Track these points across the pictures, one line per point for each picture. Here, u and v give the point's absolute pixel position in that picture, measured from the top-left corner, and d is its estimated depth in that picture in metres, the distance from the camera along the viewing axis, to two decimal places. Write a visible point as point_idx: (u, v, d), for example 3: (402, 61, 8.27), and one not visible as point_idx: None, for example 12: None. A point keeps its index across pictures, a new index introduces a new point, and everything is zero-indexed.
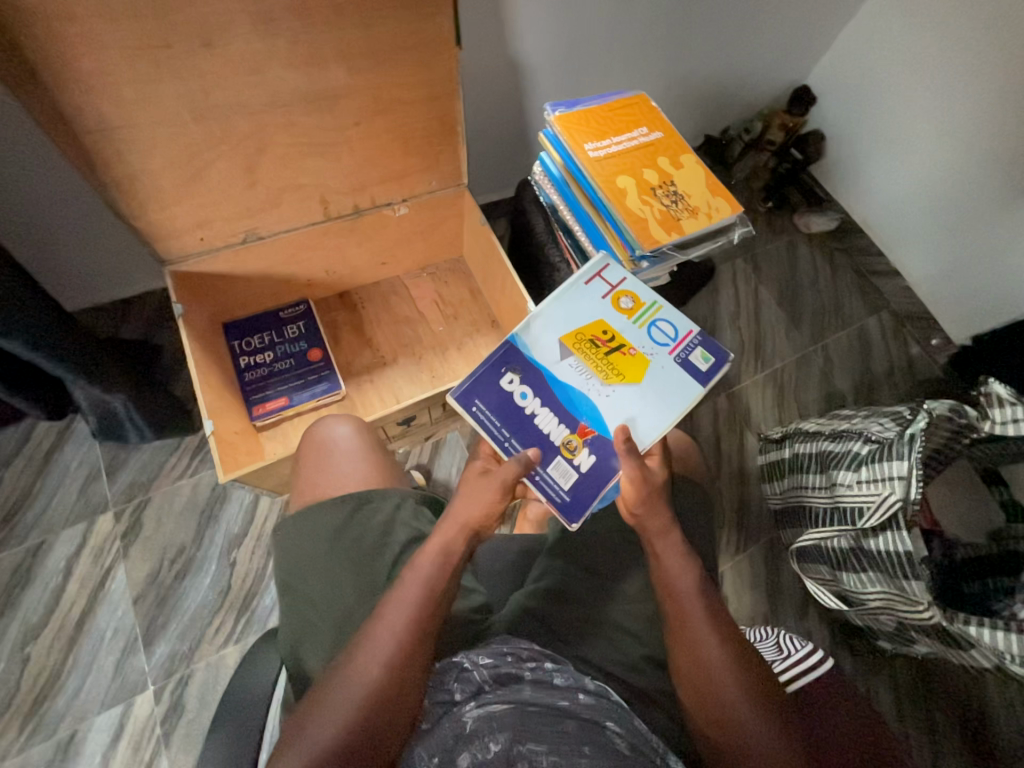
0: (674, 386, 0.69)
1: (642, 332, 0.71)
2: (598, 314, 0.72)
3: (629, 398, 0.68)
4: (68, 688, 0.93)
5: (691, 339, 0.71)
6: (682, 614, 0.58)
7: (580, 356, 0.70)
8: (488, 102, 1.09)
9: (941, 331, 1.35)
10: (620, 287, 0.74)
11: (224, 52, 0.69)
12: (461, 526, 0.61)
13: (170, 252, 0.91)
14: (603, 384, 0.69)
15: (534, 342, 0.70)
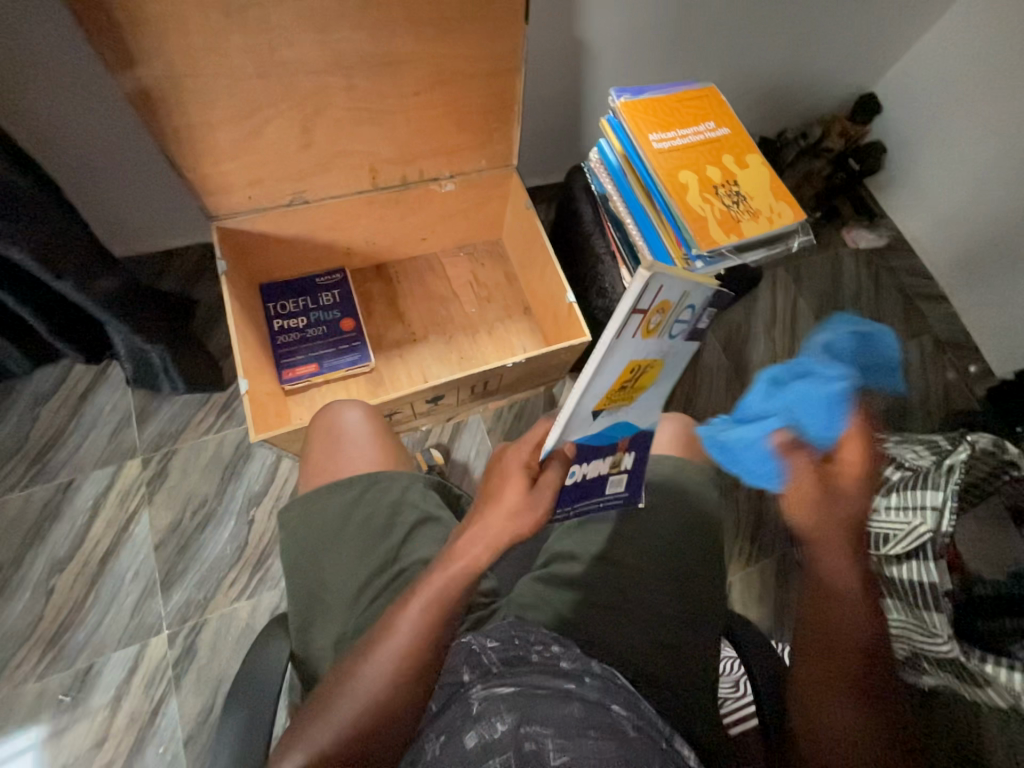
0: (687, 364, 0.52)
1: (667, 341, 0.45)
2: (620, 362, 0.43)
3: (656, 406, 0.53)
4: (89, 622, 0.97)
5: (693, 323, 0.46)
6: (832, 662, 0.55)
7: (609, 410, 0.48)
8: (546, 83, 1.06)
9: (984, 363, 1.31)
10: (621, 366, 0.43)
11: (295, 7, 0.68)
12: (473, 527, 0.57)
13: (217, 208, 0.91)
14: (632, 402, 0.49)
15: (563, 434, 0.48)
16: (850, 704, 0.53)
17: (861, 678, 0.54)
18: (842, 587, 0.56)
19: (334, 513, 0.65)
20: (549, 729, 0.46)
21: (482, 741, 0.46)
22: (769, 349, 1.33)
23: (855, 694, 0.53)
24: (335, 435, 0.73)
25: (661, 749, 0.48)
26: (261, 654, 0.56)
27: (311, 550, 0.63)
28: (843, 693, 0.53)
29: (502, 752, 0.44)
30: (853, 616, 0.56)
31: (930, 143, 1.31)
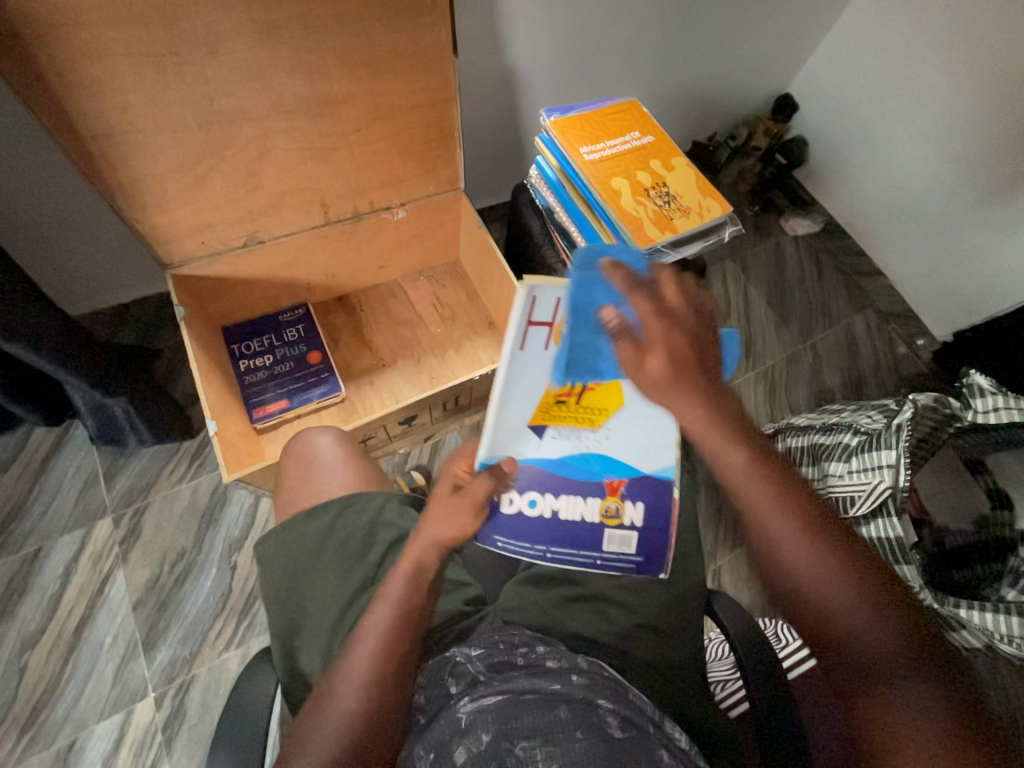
0: (655, 394, 0.60)
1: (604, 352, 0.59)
2: (546, 371, 0.60)
3: (626, 433, 0.61)
4: (67, 696, 0.92)
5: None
6: (757, 509, 0.48)
7: (556, 427, 0.61)
8: (484, 109, 1.11)
9: (925, 329, 1.39)
10: (559, 315, 0.59)
11: (228, 60, 0.71)
12: (437, 545, 0.57)
13: (171, 256, 0.91)
14: (593, 433, 0.61)
15: (535, 300, 0.58)
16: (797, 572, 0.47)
17: (813, 540, 0.47)
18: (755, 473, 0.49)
19: (313, 540, 0.65)
20: (536, 737, 0.46)
21: (470, 754, 0.46)
22: None
23: (813, 550, 0.46)
24: (308, 463, 0.74)
25: (649, 736, 0.48)
26: (249, 692, 0.55)
27: (292, 580, 0.63)
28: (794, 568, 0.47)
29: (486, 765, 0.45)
30: (745, 478, 0.49)
31: (845, 133, 1.42)
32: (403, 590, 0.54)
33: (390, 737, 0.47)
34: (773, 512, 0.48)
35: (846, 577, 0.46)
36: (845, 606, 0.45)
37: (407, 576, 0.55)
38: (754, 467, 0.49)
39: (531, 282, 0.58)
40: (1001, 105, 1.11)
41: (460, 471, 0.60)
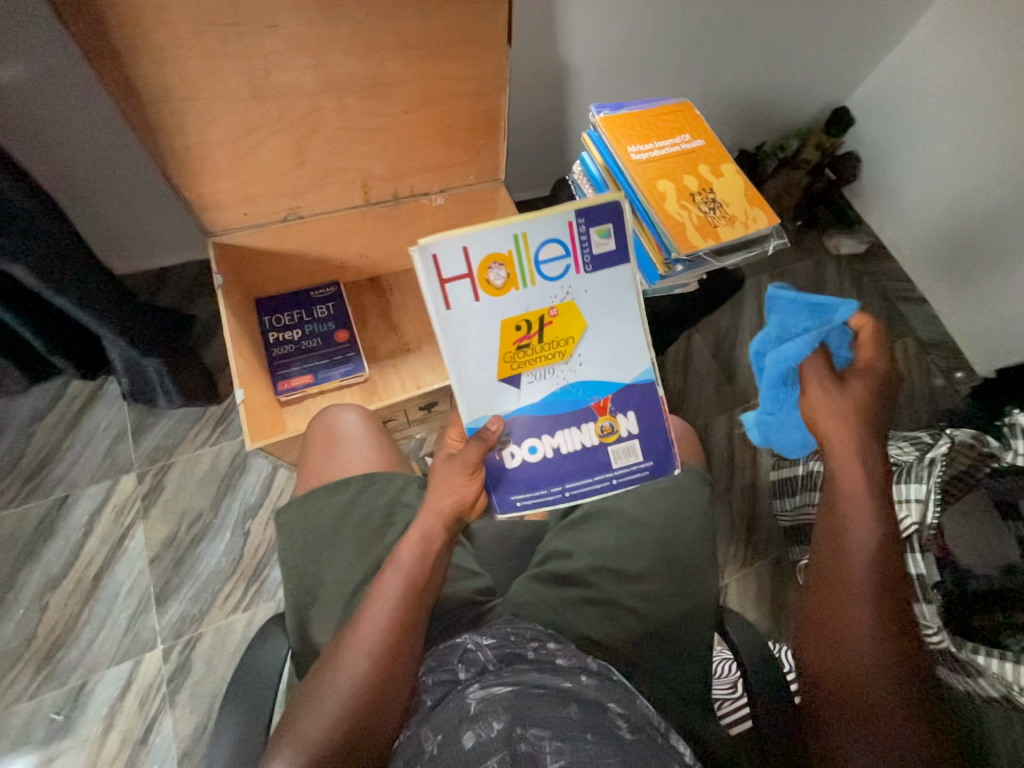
0: (607, 295, 0.60)
1: (538, 286, 0.58)
2: (495, 322, 0.57)
3: (596, 349, 0.60)
4: (82, 639, 0.96)
5: (578, 230, 0.58)
6: (842, 587, 0.50)
7: (530, 368, 0.59)
8: (531, 102, 1.10)
9: (967, 364, 1.34)
10: (475, 262, 0.56)
11: (287, 34, 0.72)
12: (440, 516, 0.59)
13: (214, 225, 0.93)
14: (567, 362, 0.60)
15: (437, 259, 0.55)
16: (851, 632, 0.49)
17: (886, 628, 0.48)
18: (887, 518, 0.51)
19: (329, 515, 0.65)
20: (547, 730, 0.44)
21: (478, 740, 0.44)
22: None
23: (876, 642, 0.48)
24: (332, 438, 0.75)
25: (661, 746, 0.46)
26: (256, 656, 0.56)
27: (306, 552, 0.64)
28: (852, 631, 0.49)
29: (495, 752, 0.42)
30: (847, 540, 0.51)
31: (902, 152, 1.37)
32: (415, 564, 0.56)
33: (393, 701, 0.49)
34: (862, 581, 0.50)
35: (895, 679, 0.48)
36: (882, 702, 0.47)
37: (414, 549, 0.57)
38: (873, 539, 0.50)
39: (424, 243, 0.53)
40: None
41: (452, 441, 0.63)
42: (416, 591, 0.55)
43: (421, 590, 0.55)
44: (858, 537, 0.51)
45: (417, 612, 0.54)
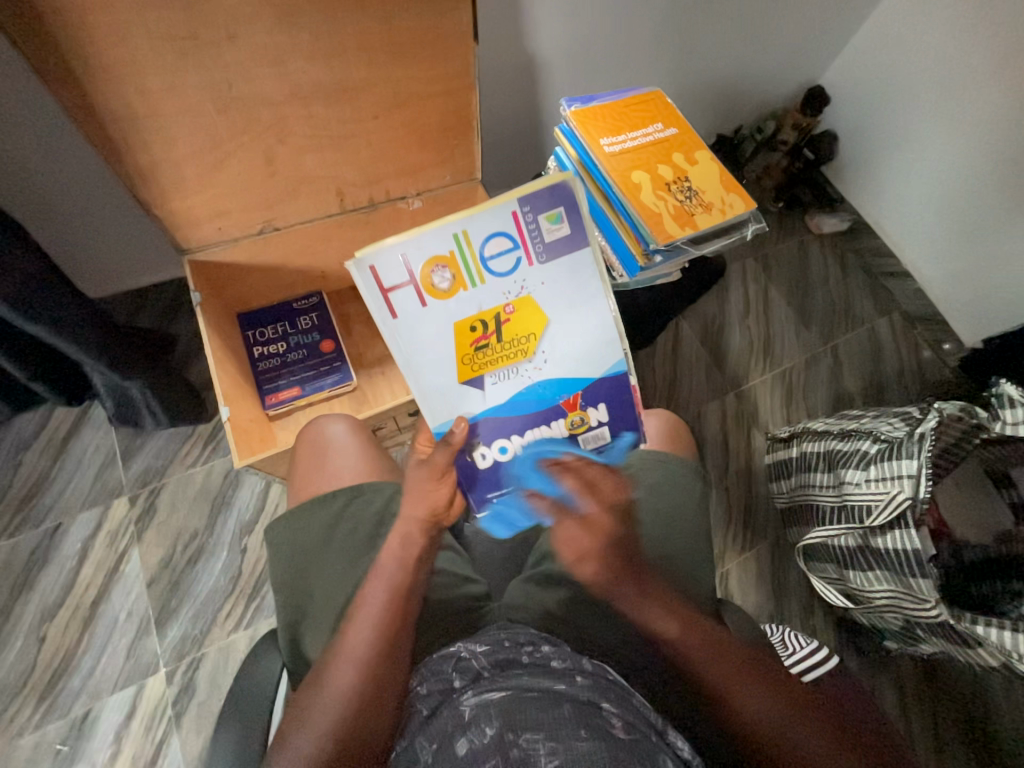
0: (563, 285, 0.58)
1: (486, 285, 0.57)
2: (447, 326, 0.56)
3: (558, 342, 0.58)
4: (83, 667, 0.95)
5: (524, 222, 0.56)
6: (713, 683, 0.55)
7: (492, 367, 0.57)
8: (503, 99, 1.09)
9: (953, 335, 1.34)
10: (418, 272, 0.55)
11: (248, 44, 0.71)
12: (416, 521, 0.60)
13: (188, 242, 0.92)
14: (532, 360, 0.58)
15: (376, 269, 0.55)
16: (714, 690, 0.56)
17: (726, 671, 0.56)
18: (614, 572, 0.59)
19: (320, 529, 0.65)
20: (539, 732, 0.44)
21: (470, 745, 0.45)
22: (744, 337, 1.35)
23: (766, 706, 0.53)
24: (322, 449, 0.74)
25: (653, 742, 0.47)
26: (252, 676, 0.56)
27: (299, 566, 0.63)
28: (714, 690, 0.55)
29: (488, 758, 0.43)
30: (657, 622, 0.59)
31: (878, 128, 1.37)
32: (398, 570, 0.57)
33: (385, 717, 0.49)
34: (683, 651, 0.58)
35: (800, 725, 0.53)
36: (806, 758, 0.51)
37: (396, 558, 0.57)
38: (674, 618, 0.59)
39: (362, 256, 0.54)
40: None
41: (422, 443, 0.60)
42: (401, 598, 0.55)
43: (405, 596, 0.56)
44: (660, 613, 0.59)
45: (405, 618, 0.55)
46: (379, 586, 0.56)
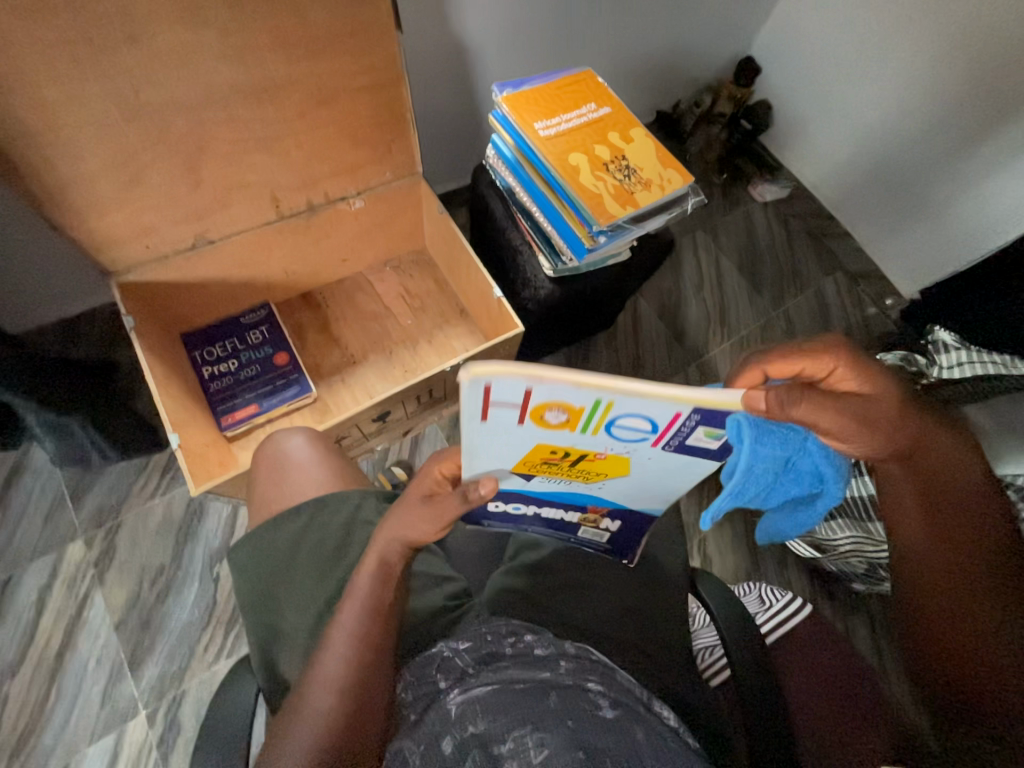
0: (673, 468, 0.45)
1: (597, 437, 0.41)
2: (528, 443, 0.42)
3: (624, 486, 0.49)
4: (54, 722, 0.90)
5: (683, 423, 0.39)
6: (942, 537, 0.50)
7: (544, 474, 0.48)
8: (436, 89, 1.07)
9: (894, 289, 1.40)
10: (535, 400, 0.37)
11: (152, 46, 0.66)
12: (403, 543, 0.53)
13: (114, 263, 0.86)
14: (587, 484, 0.49)
15: (492, 390, 0.35)
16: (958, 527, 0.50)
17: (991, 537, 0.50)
18: (914, 428, 0.47)
19: (285, 546, 0.63)
20: (526, 723, 0.44)
21: (457, 742, 0.44)
22: (701, 308, 1.38)
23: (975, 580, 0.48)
24: (281, 465, 0.72)
25: (640, 714, 0.48)
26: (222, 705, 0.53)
27: (268, 588, 0.61)
28: (962, 526, 0.50)
29: (475, 756, 0.43)
30: (961, 464, 0.51)
31: (806, 95, 1.41)
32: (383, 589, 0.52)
33: (370, 738, 0.46)
34: (958, 486, 0.50)
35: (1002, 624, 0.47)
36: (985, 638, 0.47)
37: (376, 575, 0.52)
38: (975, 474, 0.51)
39: (478, 372, 0.34)
40: (955, 59, 1.11)
41: (437, 481, 0.51)
42: (381, 615, 0.51)
43: (387, 617, 0.51)
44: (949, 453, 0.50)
45: (385, 637, 0.51)
46: (355, 604, 0.51)
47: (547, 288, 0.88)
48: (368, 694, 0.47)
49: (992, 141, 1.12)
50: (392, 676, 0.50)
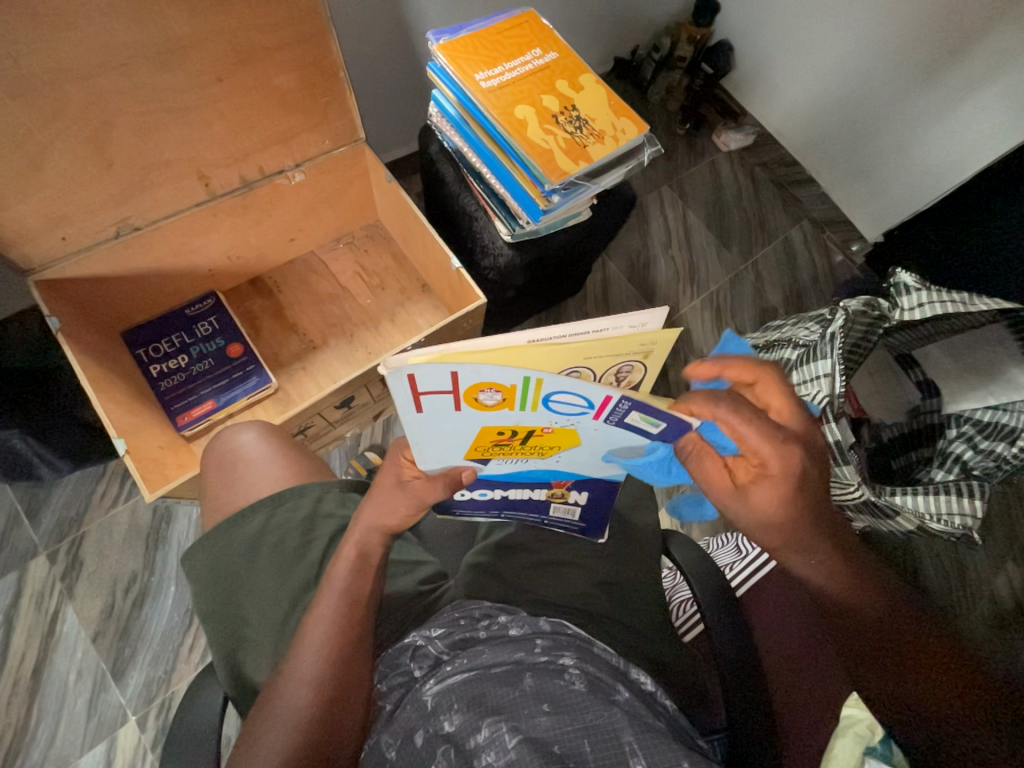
0: (618, 441, 0.46)
1: (537, 415, 0.41)
2: (473, 427, 0.42)
3: (580, 459, 0.49)
4: (41, 738, 0.88)
5: (618, 400, 0.39)
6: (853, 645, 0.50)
7: (501, 457, 0.48)
8: (371, 42, 0.98)
9: (859, 234, 1.39)
10: (467, 384, 0.37)
11: (25, 4, 0.57)
12: (376, 532, 0.52)
13: (29, 260, 0.78)
14: (544, 459, 0.49)
15: (417, 377, 0.36)
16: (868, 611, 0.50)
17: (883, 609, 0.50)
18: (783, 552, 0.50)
19: (246, 546, 0.60)
20: (501, 712, 0.44)
21: (430, 736, 0.44)
22: (669, 266, 1.36)
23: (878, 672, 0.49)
24: (235, 463, 0.68)
25: (613, 682, 0.48)
26: (192, 714, 0.51)
27: (232, 592, 0.59)
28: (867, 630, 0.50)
29: (450, 746, 0.43)
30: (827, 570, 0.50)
31: (765, 32, 1.34)
32: (338, 587, 0.50)
33: (350, 737, 0.45)
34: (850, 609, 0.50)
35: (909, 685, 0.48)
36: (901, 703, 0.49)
37: (350, 569, 0.51)
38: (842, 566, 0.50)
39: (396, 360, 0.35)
40: None
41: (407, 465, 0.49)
42: (357, 614, 0.50)
43: (364, 608, 0.50)
44: (813, 569, 0.50)
45: (362, 631, 0.49)
46: (330, 596, 0.50)
47: (506, 254, 0.84)
48: (343, 693, 0.46)
49: (951, 72, 1.10)
50: (369, 672, 0.49)
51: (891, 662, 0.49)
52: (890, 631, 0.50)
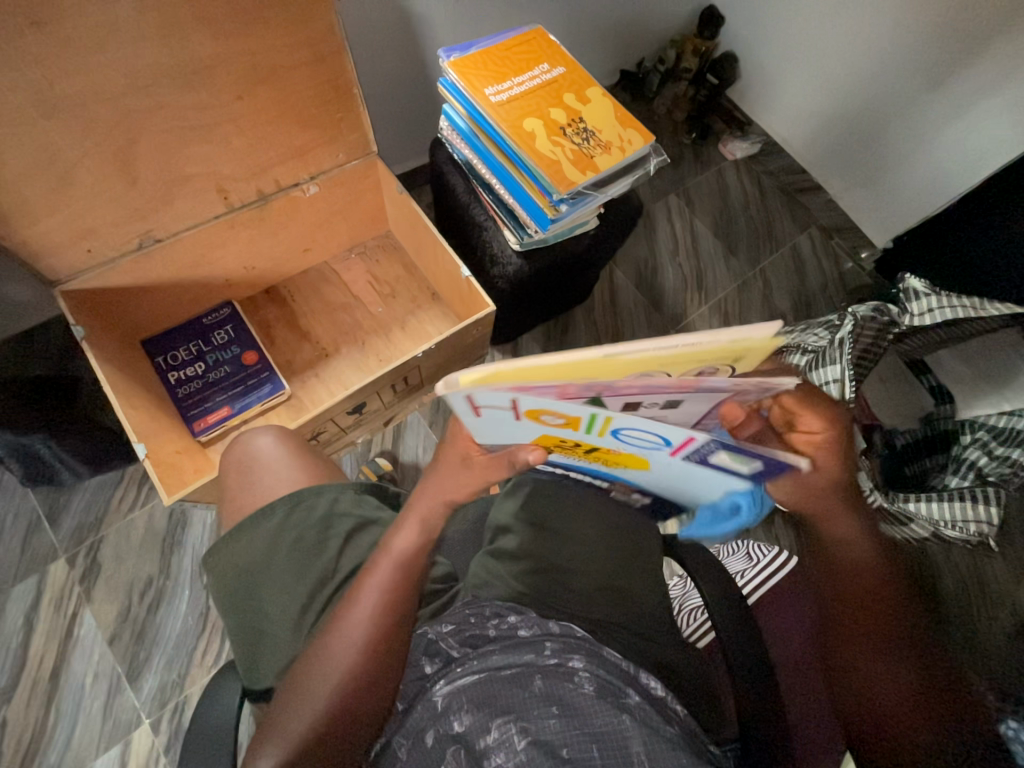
0: (685, 477, 0.47)
1: (609, 440, 0.43)
2: (532, 434, 0.44)
3: (642, 476, 0.51)
4: (57, 740, 0.90)
5: (702, 446, 0.40)
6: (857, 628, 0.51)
7: (562, 453, 0.50)
8: (384, 60, 1.01)
9: (867, 240, 1.39)
10: (529, 406, 0.39)
11: (60, 31, 0.61)
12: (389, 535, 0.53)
13: (56, 271, 0.81)
14: (606, 467, 0.51)
15: (475, 396, 0.37)
16: (878, 587, 0.52)
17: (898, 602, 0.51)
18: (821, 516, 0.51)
19: (262, 549, 0.62)
20: (510, 713, 0.45)
21: (440, 736, 0.45)
22: (677, 273, 1.37)
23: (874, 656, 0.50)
24: (251, 467, 0.70)
25: (624, 687, 0.48)
26: (209, 715, 0.52)
27: (248, 593, 0.60)
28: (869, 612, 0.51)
29: (461, 746, 0.44)
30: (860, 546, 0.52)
31: (770, 42, 1.36)
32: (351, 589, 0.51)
33: (363, 736, 0.46)
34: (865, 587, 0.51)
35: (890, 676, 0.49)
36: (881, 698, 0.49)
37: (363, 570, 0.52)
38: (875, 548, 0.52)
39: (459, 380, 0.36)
40: None
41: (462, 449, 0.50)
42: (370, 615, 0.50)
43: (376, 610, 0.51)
44: (850, 540, 0.52)
45: None
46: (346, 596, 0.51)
47: (515, 263, 0.86)
48: (356, 694, 0.46)
49: (957, 80, 1.11)
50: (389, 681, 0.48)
51: (883, 646, 0.50)
52: (896, 618, 0.51)
